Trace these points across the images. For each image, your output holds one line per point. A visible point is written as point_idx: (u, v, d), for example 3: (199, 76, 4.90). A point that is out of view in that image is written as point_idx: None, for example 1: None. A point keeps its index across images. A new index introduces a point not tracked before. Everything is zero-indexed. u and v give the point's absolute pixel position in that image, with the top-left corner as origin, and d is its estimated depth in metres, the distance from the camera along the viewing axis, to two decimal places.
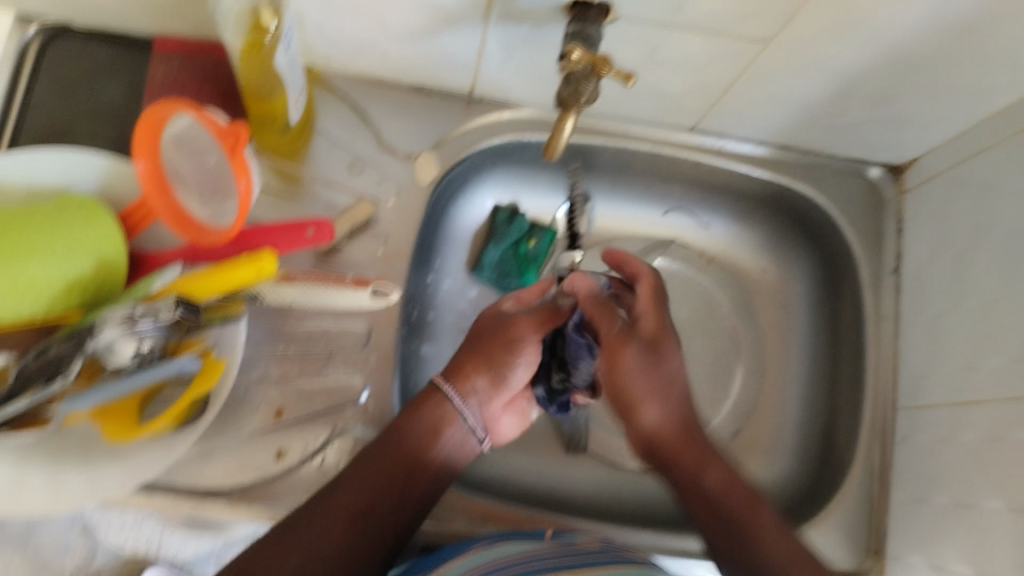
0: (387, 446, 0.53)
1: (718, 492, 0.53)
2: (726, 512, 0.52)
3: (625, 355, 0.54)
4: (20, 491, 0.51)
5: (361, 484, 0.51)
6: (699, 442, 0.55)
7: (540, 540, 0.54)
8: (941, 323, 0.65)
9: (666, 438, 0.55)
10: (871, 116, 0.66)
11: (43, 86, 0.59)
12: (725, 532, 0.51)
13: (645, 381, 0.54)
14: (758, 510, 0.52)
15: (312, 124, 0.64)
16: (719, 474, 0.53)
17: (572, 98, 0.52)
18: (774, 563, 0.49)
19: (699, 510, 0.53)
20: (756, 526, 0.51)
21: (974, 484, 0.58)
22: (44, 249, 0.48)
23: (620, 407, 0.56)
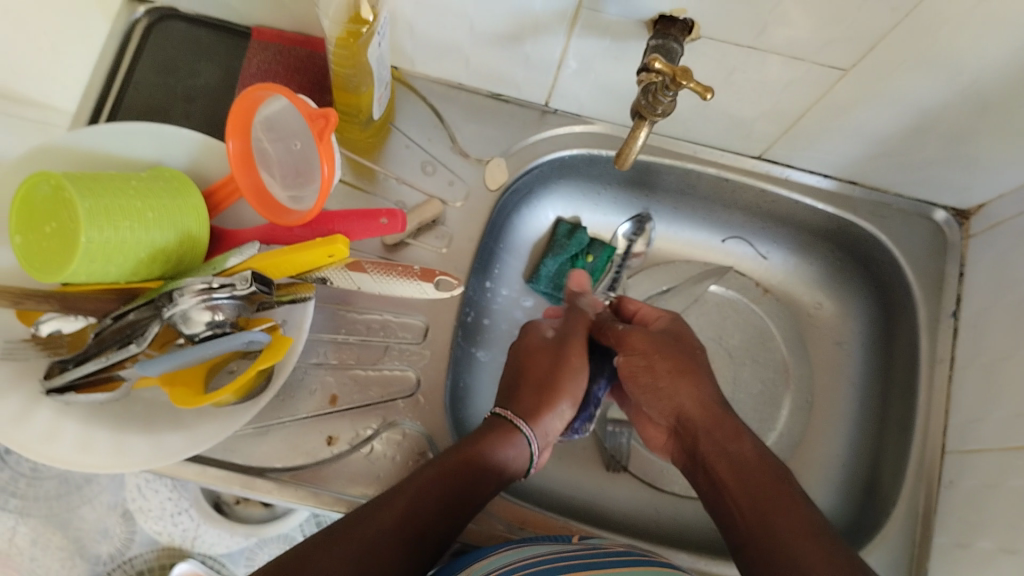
0: (456, 469, 0.53)
1: (745, 467, 0.54)
2: (755, 486, 0.52)
3: (640, 340, 0.62)
4: (87, 446, 0.53)
5: (420, 499, 0.51)
6: (726, 416, 0.58)
7: (568, 544, 0.54)
8: (997, 368, 0.64)
9: (695, 414, 0.58)
10: (946, 153, 0.64)
11: (146, 64, 0.64)
12: (753, 505, 0.51)
13: (665, 359, 0.61)
14: (781, 487, 0.52)
15: (391, 123, 0.66)
16: (747, 448, 0.55)
17: (648, 108, 0.52)
18: (786, 533, 0.48)
19: (728, 485, 0.53)
20: (778, 501, 0.51)
21: (1020, 531, 0.56)
22: (136, 214, 0.49)
23: (643, 390, 0.62)
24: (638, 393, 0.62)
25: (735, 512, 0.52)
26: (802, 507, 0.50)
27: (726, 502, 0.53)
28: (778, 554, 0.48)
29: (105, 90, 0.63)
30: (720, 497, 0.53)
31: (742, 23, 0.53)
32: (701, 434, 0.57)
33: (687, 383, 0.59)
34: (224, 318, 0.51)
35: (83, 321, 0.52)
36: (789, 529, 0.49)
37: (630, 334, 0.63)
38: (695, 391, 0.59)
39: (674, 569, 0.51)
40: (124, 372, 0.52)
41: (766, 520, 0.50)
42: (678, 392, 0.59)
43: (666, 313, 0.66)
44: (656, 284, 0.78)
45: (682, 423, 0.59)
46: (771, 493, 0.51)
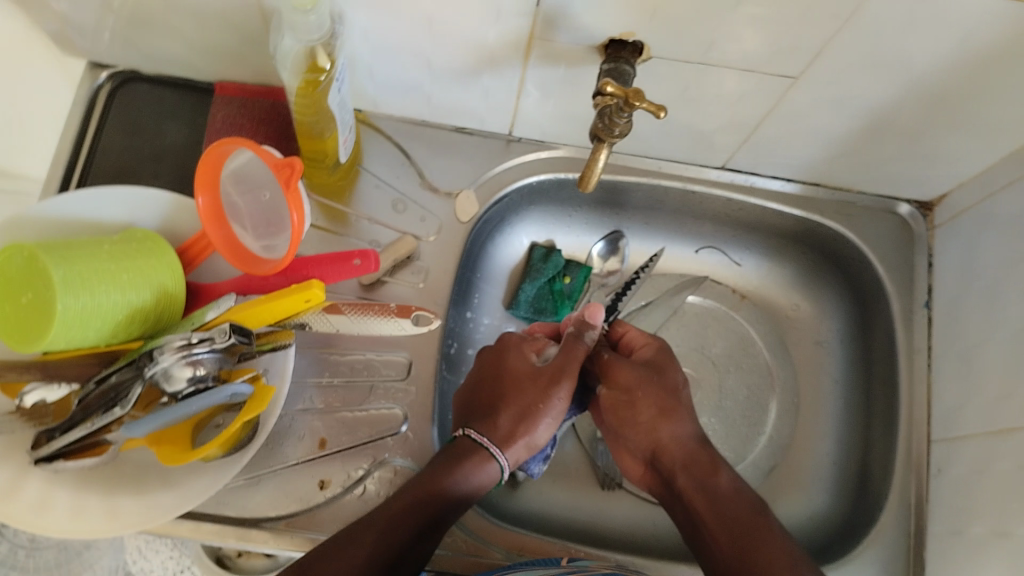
0: (429, 496, 0.53)
1: (725, 505, 0.55)
2: (737, 524, 0.54)
3: (624, 374, 0.61)
4: (80, 513, 0.52)
5: (392, 531, 0.51)
6: (705, 453, 0.59)
7: (557, 567, 0.55)
8: (973, 354, 0.65)
9: (675, 452, 0.59)
10: (903, 150, 0.66)
11: (113, 128, 0.65)
12: (735, 546, 0.53)
13: (649, 396, 0.60)
14: (762, 523, 0.54)
15: (359, 165, 0.67)
16: (727, 485, 0.57)
17: (606, 130, 0.53)
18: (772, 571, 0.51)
19: (711, 525, 0.55)
20: (761, 538, 0.53)
21: (1010, 513, 0.57)
22: (112, 277, 0.50)
23: (624, 423, 0.62)
24: (618, 424, 0.62)
25: (717, 553, 0.54)
26: (781, 542, 0.53)
27: (709, 541, 0.55)
28: None
29: (74, 157, 0.64)
30: (700, 532, 0.56)
31: (692, 41, 0.54)
32: (679, 472, 0.58)
33: (670, 422, 0.60)
34: (205, 372, 0.51)
35: (67, 388, 0.52)
36: (773, 573, 0.51)
37: (614, 367, 0.62)
38: (677, 429, 0.60)
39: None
40: (112, 436, 0.52)
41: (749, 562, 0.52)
42: (657, 430, 0.60)
43: (654, 340, 0.65)
44: (635, 300, 0.79)
45: (658, 456, 0.60)
46: (753, 533, 0.53)
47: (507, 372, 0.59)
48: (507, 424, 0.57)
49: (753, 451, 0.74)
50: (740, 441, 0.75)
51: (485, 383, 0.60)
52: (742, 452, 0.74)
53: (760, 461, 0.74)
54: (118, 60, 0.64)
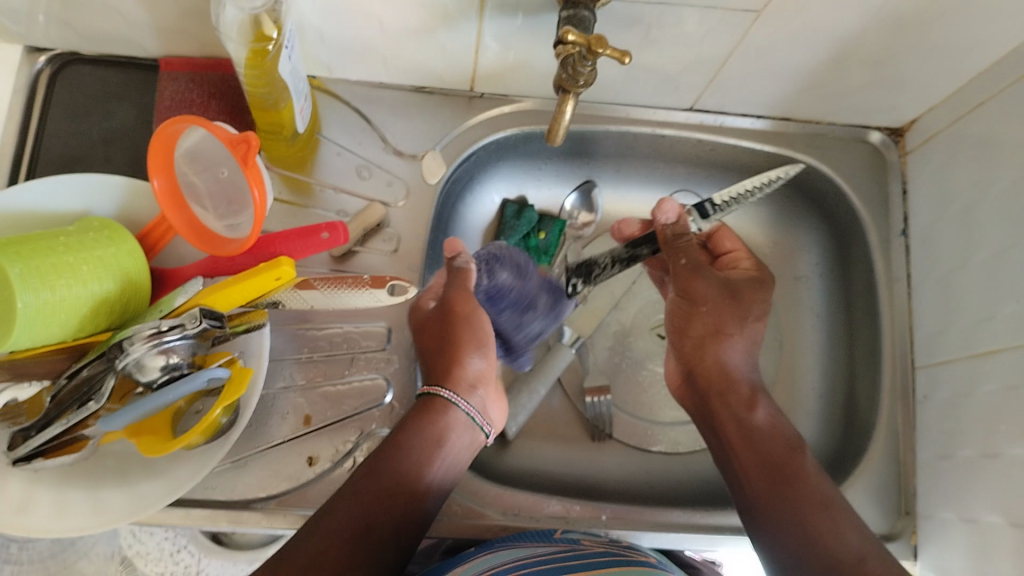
0: (387, 460, 0.54)
1: (760, 438, 0.57)
2: (767, 457, 0.56)
3: (699, 287, 0.63)
4: (65, 511, 0.52)
5: (375, 499, 0.52)
6: (747, 385, 0.61)
7: (551, 544, 0.55)
8: (952, 279, 0.65)
9: (723, 373, 0.62)
10: (871, 78, 0.65)
11: (58, 114, 0.63)
12: (768, 477, 0.55)
13: (711, 313, 0.63)
14: (797, 459, 0.56)
15: (319, 134, 0.65)
16: (764, 419, 0.59)
17: (570, 81, 0.52)
18: (803, 506, 0.53)
19: (743, 454, 0.57)
20: (795, 472, 0.55)
21: (999, 434, 0.57)
22: (71, 270, 0.48)
23: (687, 332, 0.64)
24: (680, 330, 0.64)
25: (746, 478, 0.56)
26: (813, 477, 0.55)
27: (741, 473, 0.57)
28: (799, 526, 0.52)
29: (20, 148, 0.61)
30: (732, 457, 0.58)
31: None
32: (722, 395, 0.61)
33: (721, 345, 0.62)
34: (179, 359, 0.50)
35: (37, 385, 0.51)
36: (806, 506, 0.53)
37: (691, 279, 0.64)
38: (737, 352, 0.62)
39: (651, 568, 0.52)
40: (89, 432, 0.51)
41: (781, 494, 0.54)
42: (707, 353, 0.62)
43: (756, 271, 0.66)
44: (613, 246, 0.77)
45: (705, 373, 0.62)
46: (786, 466, 0.55)
47: (425, 334, 0.60)
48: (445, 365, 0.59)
49: None
50: None
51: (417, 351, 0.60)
52: None
53: None
54: (56, 42, 0.62)
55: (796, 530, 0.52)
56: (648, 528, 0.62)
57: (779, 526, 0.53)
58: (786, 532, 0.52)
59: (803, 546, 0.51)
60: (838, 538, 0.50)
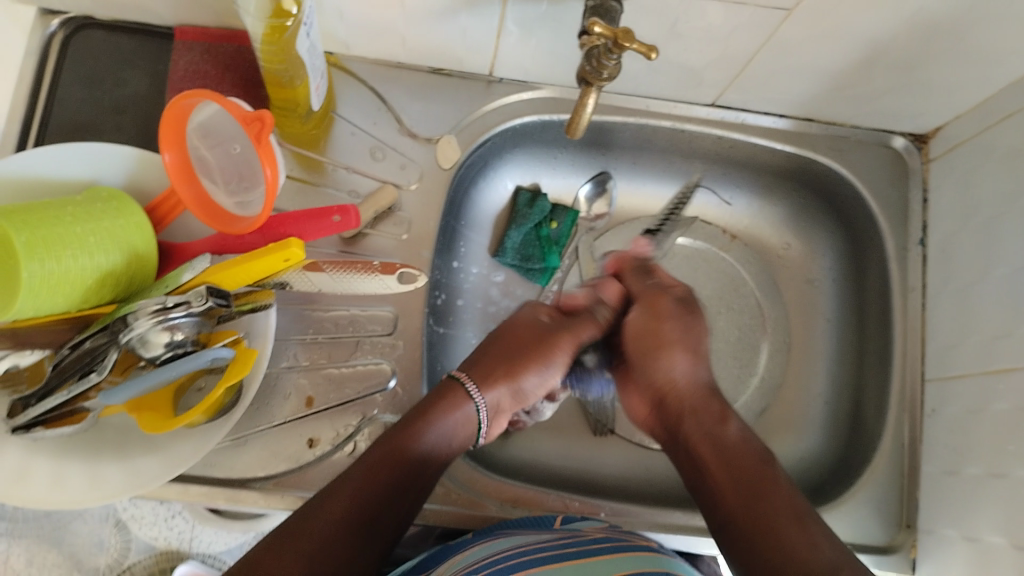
0: (393, 452, 0.51)
1: (731, 452, 0.53)
2: (741, 472, 0.52)
3: (664, 304, 0.61)
4: (61, 483, 0.51)
5: (361, 494, 0.50)
6: (716, 401, 0.57)
7: (549, 532, 0.55)
8: (969, 293, 0.64)
9: (678, 389, 0.58)
10: (898, 83, 0.64)
11: (70, 78, 0.62)
12: (738, 493, 0.51)
13: (673, 328, 0.60)
14: (770, 472, 0.52)
15: (333, 111, 0.64)
16: (736, 432, 0.55)
17: (594, 73, 0.51)
18: (776, 521, 0.49)
19: (714, 470, 0.53)
20: (770, 487, 0.51)
21: (1006, 452, 0.57)
22: (78, 241, 0.47)
23: (644, 353, 0.60)
24: (638, 352, 0.61)
25: (719, 496, 0.52)
26: (787, 495, 0.51)
27: (715, 491, 0.52)
28: (770, 546, 0.48)
29: (30, 111, 0.60)
30: (704, 479, 0.54)
31: None
32: (688, 414, 0.57)
33: (685, 359, 0.59)
34: (183, 337, 0.49)
35: (39, 353, 0.49)
36: (780, 522, 0.49)
37: (655, 296, 0.61)
38: (690, 368, 0.59)
39: (657, 554, 0.51)
40: (89, 404, 0.50)
41: (750, 509, 0.50)
42: (672, 366, 0.59)
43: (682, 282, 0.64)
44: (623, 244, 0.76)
45: (670, 391, 0.59)
46: (758, 482, 0.51)
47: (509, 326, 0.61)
48: (496, 369, 0.58)
49: (746, 392, 0.74)
50: (734, 382, 0.74)
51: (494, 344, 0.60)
52: (735, 392, 0.74)
53: (753, 401, 0.74)
54: (71, 5, 0.61)
55: (769, 548, 0.48)
56: (650, 528, 0.62)
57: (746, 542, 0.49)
58: (752, 552, 0.49)
59: (771, 571, 0.47)
60: (809, 555, 0.46)
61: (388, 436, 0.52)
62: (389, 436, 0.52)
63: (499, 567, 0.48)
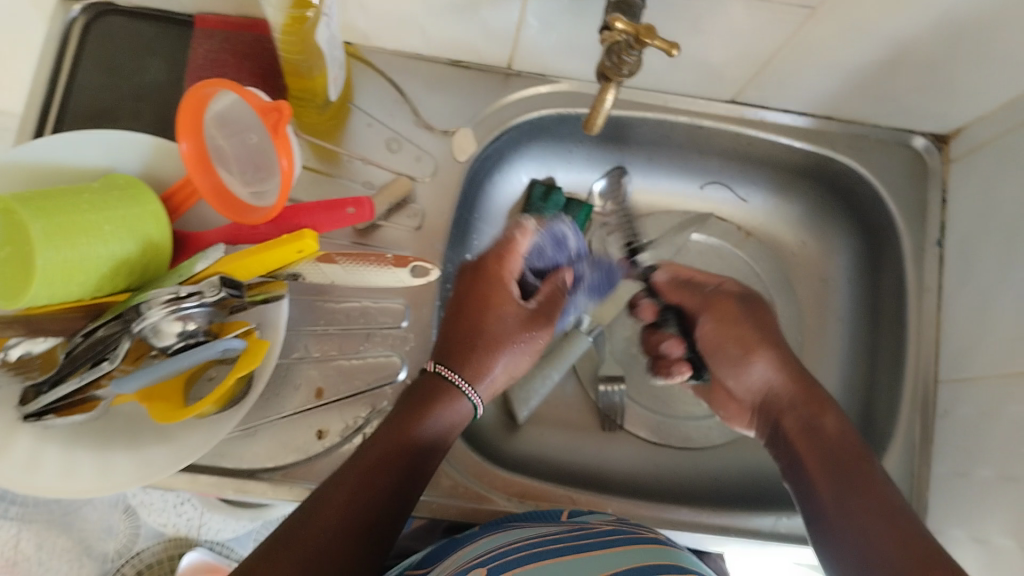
0: (394, 450, 0.51)
1: (826, 445, 0.53)
2: (837, 464, 0.52)
3: (730, 309, 0.61)
4: (72, 471, 0.51)
5: (365, 495, 0.49)
6: (811, 393, 0.57)
7: (559, 524, 0.55)
8: (987, 296, 0.63)
9: (775, 391, 0.58)
10: (920, 83, 0.63)
11: (88, 65, 0.61)
12: (833, 479, 0.51)
13: (746, 327, 0.60)
14: (864, 462, 0.52)
15: (350, 102, 0.64)
16: (833, 423, 0.55)
17: (614, 70, 0.50)
18: (867, 508, 0.48)
19: (809, 464, 0.53)
20: (862, 475, 0.51)
21: (1020, 461, 0.56)
22: (93, 228, 0.47)
23: (731, 363, 0.60)
24: (723, 364, 0.61)
25: (815, 490, 0.52)
26: (880, 483, 0.50)
27: (809, 485, 0.52)
28: (864, 534, 0.47)
29: (48, 97, 0.60)
30: (801, 475, 0.53)
31: None
32: (789, 411, 0.57)
33: (767, 356, 0.59)
34: (196, 327, 0.49)
35: (51, 341, 0.50)
36: (871, 510, 0.48)
37: (718, 301, 0.61)
38: (772, 368, 0.58)
39: (666, 546, 0.50)
40: (101, 392, 0.50)
41: (845, 495, 0.50)
42: (758, 365, 0.58)
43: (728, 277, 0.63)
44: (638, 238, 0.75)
45: (770, 396, 0.58)
46: (851, 465, 0.51)
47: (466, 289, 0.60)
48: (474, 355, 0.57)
49: None
50: None
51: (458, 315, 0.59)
52: None
53: None
54: None
55: (864, 535, 0.47)
56: (659, 525, 0.61)
57: (842, 525, 0.49)
58: (849, 530, 0.48)
59: (863, 556, 0.47)
60: (904, 541, 0.46)
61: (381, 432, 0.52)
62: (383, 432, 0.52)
63: (509, 559, 0.47)
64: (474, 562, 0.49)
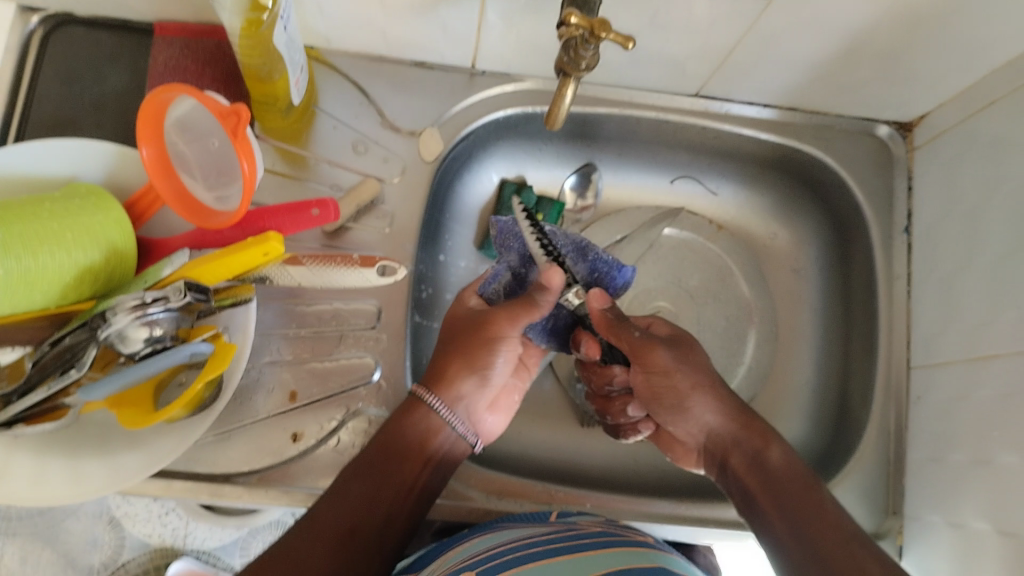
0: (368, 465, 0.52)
1: (774, 478, 0.52)
2: (789, 495, 0.51)
3: (658, 357, 0.56)
4: (44, 478, 0.51)
5: (346, 516, 0.50)
6: (754, 428, 0.56)
7: (546, 524, 0.55)
8: (953, 281, 0.64)
9: (721, 431, 0.56)
10: (882, 72, 0.64)
11: (48, 75, 0.61)
12: (781, 510, 0.50)
13: (684, 370, 0.56)
14: (815, 490, 0.51)
15: (314, 105, 0.64)
16: (780, 454, 0.54)
17: (572, 64, 0.51)
18: (822, 537, 0.47)
19: (760, 498, 0.52)
20: (814, 504, 0.50)
21: (989, 442, 0.57)
22: (54, 236, 0.47)
23: (667, 410, 0.58)
24: (660, 410, 0.58)
25: (770, 524, 0.50)
26: (831, 513, 0.49)
27: (761, 516, 0.51)
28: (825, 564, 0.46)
29: (10, 108, 0.60)
30: (755, 512, 0.52)
31: None
32: (733, 448, 0.56)
33: (704, 397, 0.56)
34: (163, 333, 0.48)
35: (20, 350, 0.49)
36: (827, 546, 0.47)
37: (645, 349, 0.56)
38: (716, 411, 0.56)
39: (649, 548, 0.51)
40: (69, 400, 0.50)
41: (801, 528, 0.49)
42: (700, 408, 0.56)
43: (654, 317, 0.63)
44: (609, 236, 0.76)
45: (710, 440, 0.57)
46: (799, 495, 0.50)
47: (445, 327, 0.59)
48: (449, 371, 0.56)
49: (733, 381, 0.74)
50: (721, 371, 0.74)
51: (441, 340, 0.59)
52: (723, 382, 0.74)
53: (741, 390, 0.74)
54: (49, 2, 0.60)
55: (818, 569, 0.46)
56: (634, 517, 0.62)
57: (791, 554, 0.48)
58: (799, 560, 0.47)
59: None
60: None
61: (369, 449, 0.53)
62: (364, 455, 0.53)
63: (497, 563, 0.47)
64: (462, 562, 0.49)
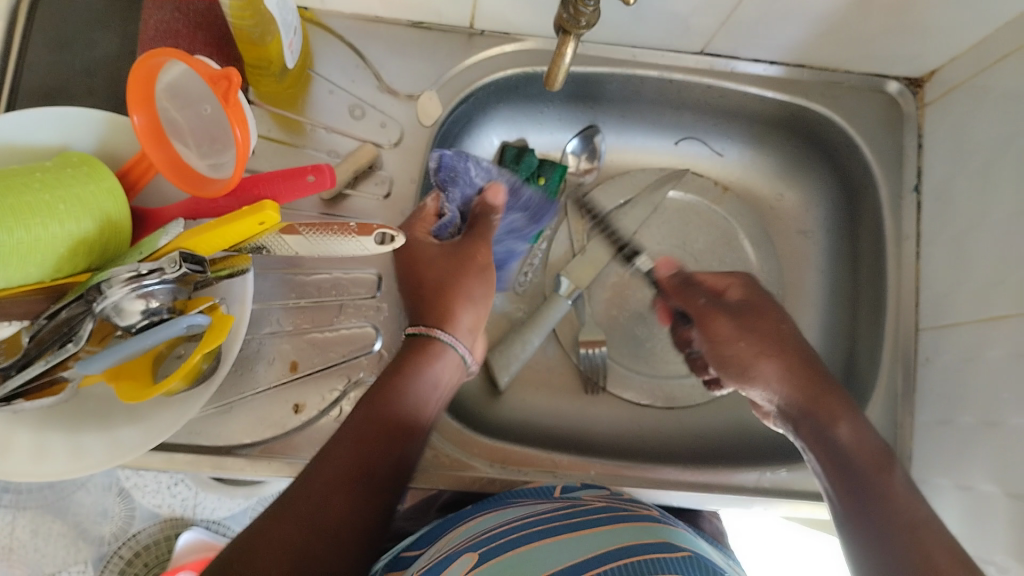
0: (372, 412, 0.51)
1: (843, 455, 0.50)
2: (856, 474, 0.48)
3: (720, 325, 0.59)
4: (45, 452, 0.51)
5: (355, 464, 0.49)
6: (824, 397, 0.53)
7: (551, 501, 0.54)
8: (965, 241, 0.63)
9: (785, 395, 0.55)
10: (893, 25, 0.62)
11: (37, 41, 0.60)
12: (849, 488, 0.48)
13: (746, 339, 0.57)
14: (888, 471, 0.48)
15: (310, 69, 0.62)
16: (850, 431, 0.51)
17: (571, 21, 0.49)
18: (888, 518, 0.45)
19: (829, 474, 0.50)
20: (885, 484, 0.47)
21: (1001, 404, 0.56)
22: (47, 207, 0.46)
23: (735, 378, 0.59)
24: (731, 379, 0.59)
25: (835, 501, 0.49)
26: (902, 493, 0.46)
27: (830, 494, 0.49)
28: (889, 546, 0.44)
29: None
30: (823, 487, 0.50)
31: None
32: (802, 421, 0.53)
33: (768, 363, 0.56)
34: (159, 304, 0.48)
35: (16, 325, 0.48)
36: (892, 527, 0.44)
37: (710, 318, 0.60)
38: (778, 376, 0.55)
39: (658, 523, 0.50)
40: (68, 373, 0.49)
41: (867, 509, 0.46)
42: (762, 374, 0.56)
43: (738, 276, 0.61)
44: (613, 199, 0.75)
45: (781, 409, 0.56)
46: (867, 474, 0.48)
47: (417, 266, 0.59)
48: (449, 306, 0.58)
49: None
50: None
51: (407, 283, 0.59)
52: None
53: None
54: None
55: (883, 552, 0.44)
56: (639, 486, 0.61)
57: (864, 546, 0.45)
58: (863, 538, 0.45)
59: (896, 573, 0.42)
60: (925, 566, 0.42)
61: (371, 396, 0.52)
62: (366, 403, 0.52)
63: (502, 541, 0.47)
64: (470, 540, 0.49)
